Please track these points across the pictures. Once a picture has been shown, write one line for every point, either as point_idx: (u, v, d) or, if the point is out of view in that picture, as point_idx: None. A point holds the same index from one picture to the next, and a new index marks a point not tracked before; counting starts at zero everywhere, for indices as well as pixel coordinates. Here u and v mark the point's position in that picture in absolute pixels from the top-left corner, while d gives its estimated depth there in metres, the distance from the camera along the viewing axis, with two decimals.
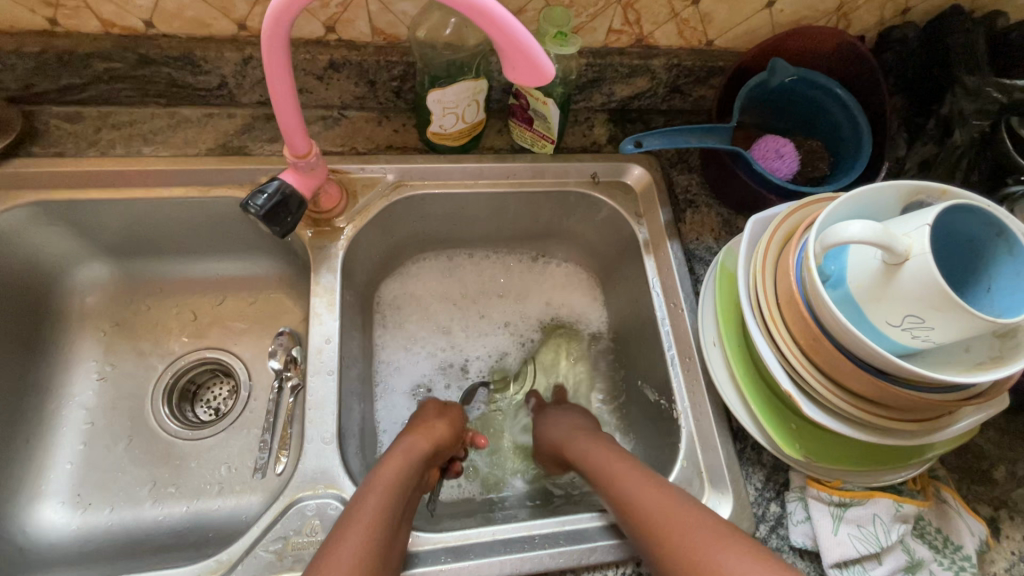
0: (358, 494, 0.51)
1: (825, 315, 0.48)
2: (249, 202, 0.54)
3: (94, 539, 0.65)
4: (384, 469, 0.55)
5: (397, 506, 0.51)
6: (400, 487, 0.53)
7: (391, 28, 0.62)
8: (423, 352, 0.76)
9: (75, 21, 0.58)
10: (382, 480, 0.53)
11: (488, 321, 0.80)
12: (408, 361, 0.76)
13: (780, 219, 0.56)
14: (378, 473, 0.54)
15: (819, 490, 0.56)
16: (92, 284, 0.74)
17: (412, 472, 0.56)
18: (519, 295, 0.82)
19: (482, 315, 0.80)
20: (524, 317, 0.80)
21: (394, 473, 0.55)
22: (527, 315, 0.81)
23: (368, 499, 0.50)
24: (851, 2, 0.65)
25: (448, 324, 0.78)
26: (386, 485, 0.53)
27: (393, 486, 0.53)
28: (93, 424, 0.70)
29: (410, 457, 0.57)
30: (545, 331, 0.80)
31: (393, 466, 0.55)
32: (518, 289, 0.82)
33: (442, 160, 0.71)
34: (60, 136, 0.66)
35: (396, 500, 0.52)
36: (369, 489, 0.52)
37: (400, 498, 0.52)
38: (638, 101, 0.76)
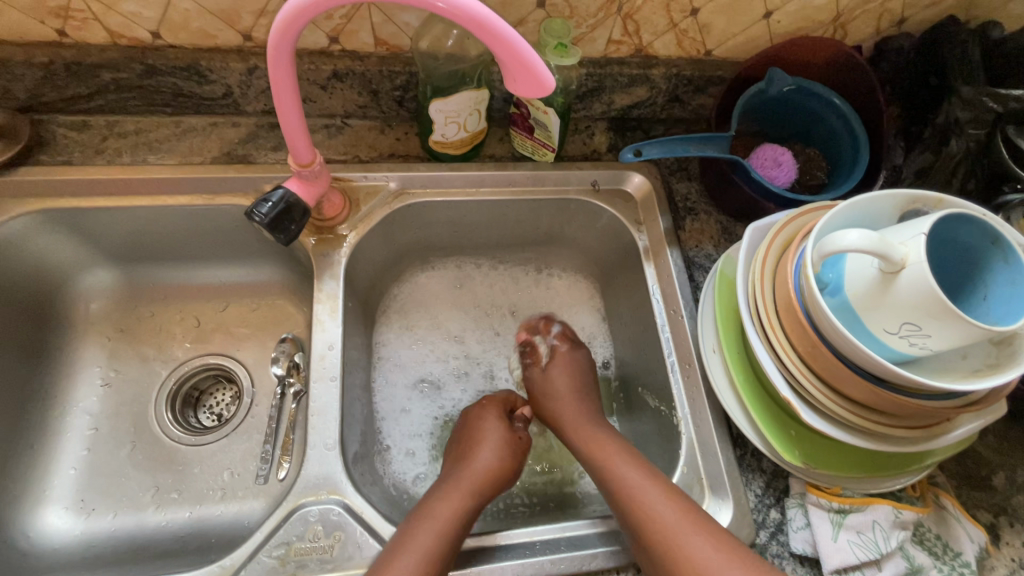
0: (413, 524, 0.53)
1: (823, 322, 0.49)
2: (254, 211, 0.55)
3: (98, 544, 0.66)
4: (440, 503, 0.55)
5: (450, 541, 0.52)
6: (456, 521, 0.54)
7: (394, 39, 0.63)
8: (428, 356, 0.76)
9: (83, 32, 0.59)
10: (433, 515, 0.54)
11: (492, 326, 0.80)
12: (411, 367, 0.75)
13: (779, 227, 0.57)
14: (434, 504, 0.55)
15: (819, 497, 0.56)
16: (97, 290, 0.75)
17: (466, 507, 0.56)
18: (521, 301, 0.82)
19: (484, 321, 0.80)
20: None
21: (450, 505, 0.55)
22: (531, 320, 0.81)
23: (421, 533, 0.52)
24: (847, 13, 0.66)
25: (460, 329, 0.78)
26: (442, 520, 0.54)
27: (449, 521, 0.54)
28: (97, 429, 0.71)
29: (467, 489, 0.58)
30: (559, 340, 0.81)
31: (445, 502, 0.56)
32: (520, 295, 0.82)
33: (444, 168, 0.71)
34: (66, 144, 0.67)
35: (449, 535, 0.53)
36: (423, 521, 0.53)
37: (455, 531, 0.53)
38: (638, 109, 0.76)
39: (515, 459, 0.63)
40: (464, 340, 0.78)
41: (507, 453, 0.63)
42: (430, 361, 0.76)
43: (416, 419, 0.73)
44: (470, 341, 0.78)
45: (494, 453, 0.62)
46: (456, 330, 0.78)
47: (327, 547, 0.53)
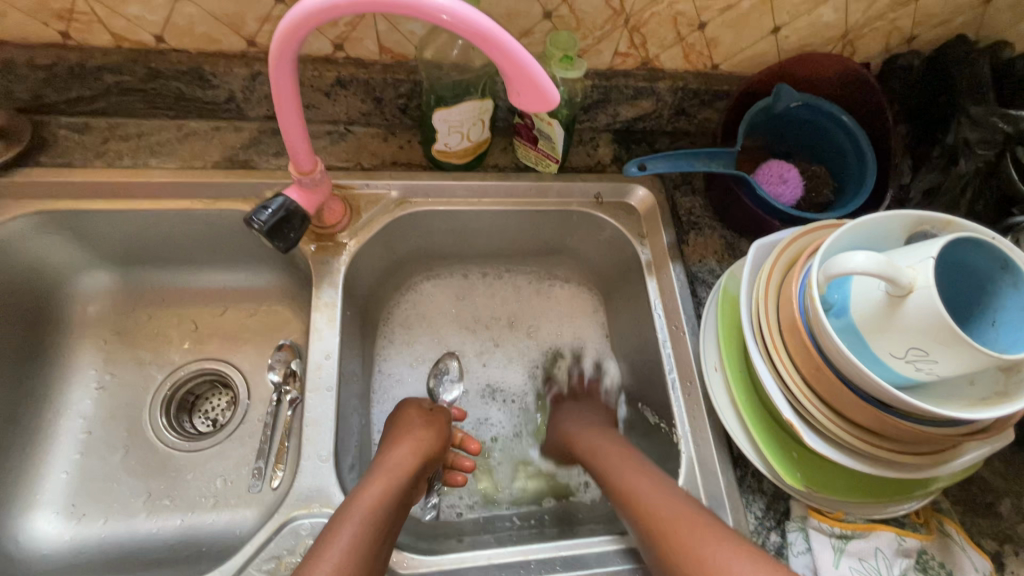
0: (337, 518, 0.50)
1: (828, 344, 0.48)
2: (253, 217, 0.54)
3: (88, 550, 0.65)
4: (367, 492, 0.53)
5: (377, 528, 0.50)
6: (383, 511, 0.52)
7: (400, 47, 0.63)
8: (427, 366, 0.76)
9: (87, 35, 0.59)
10: (357, 506, 0.51)
11: (495, 340, 0.79)
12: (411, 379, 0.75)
13: (784, 246, 0.56)
14: (360, 494, 0.53)
15: (821, 521, 0.55)
16: (94, 293, 0.74)
17: (392, 494, 0.54)
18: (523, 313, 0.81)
19: (485, 335, 0.79)
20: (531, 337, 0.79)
21: (378, 494, 0.53)
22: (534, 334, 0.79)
23: (345, 526, 0.49)
24: (856, 30, 0.66)
25: (456, 339, 0.78)
26: (367, 511, 0.51)
27: (373, 508, 0.51)
28: (90, 433, 0.70)
29: (393, 476, 0.56)
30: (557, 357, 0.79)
31: (373, 491, 0.53)
32: (522, 305, 0.81)
33: (446, 177, 0.71)
34: (68, 146, 0.67)
35: (376, 522, 0.50)
36: (347, 514, 0.50)
37: (380, 520, 0.51)
38: (643, 122, 0.76)
39: (434, 444, 0.61)
40: (464, 351, 0.77)
41: (423, 448, 0.60)
42: (427, 370, 0.76)
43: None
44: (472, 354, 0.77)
45: (407, 443, 0.60)
46: (455, 339, 0.78)
47: None
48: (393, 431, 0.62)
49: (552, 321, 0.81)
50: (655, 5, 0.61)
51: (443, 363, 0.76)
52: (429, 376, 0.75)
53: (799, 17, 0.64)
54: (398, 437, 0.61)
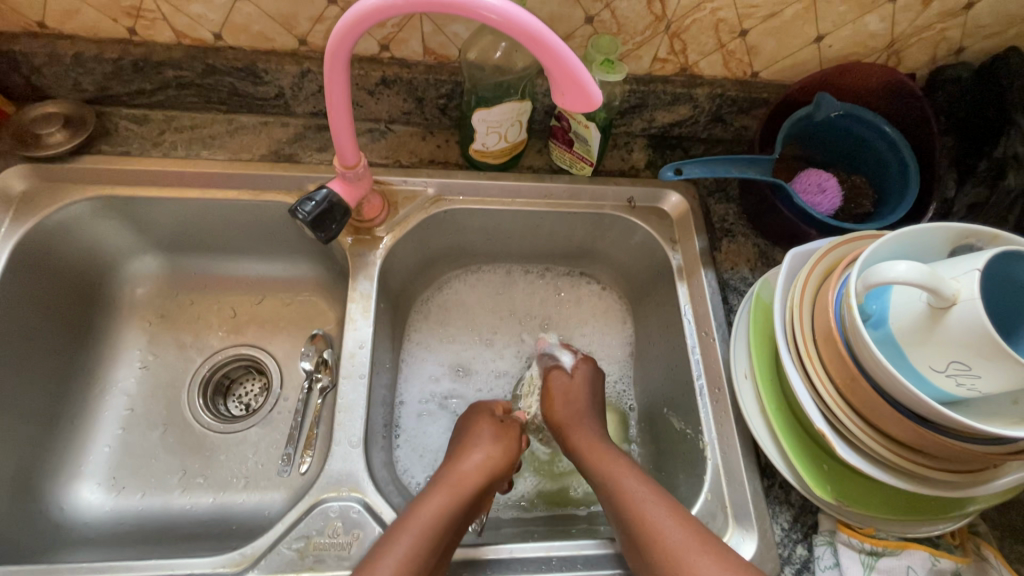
0: (392, 533, 0.50)
1: (865, 355, 0.47)
2: (298, 208, 0.57)
3: (125, 521, 0.68)
4: (428, 505, 0.53)
5: (429, 547, 0.50)
6: (441, 528, 0.52)
7: (443, 49, 0.65)
8: (460, 351, 0.78)
9: (152, 31, 0.63)
10: (418, 520, 0.51)
11: (528, 344, 0.79)
12: (445, 367, 0.76)
13: (821, 254, 0.56)
14: (418, 509, 0.52)
15: (850, 536, 0.54)
16: (143, 277, 0.78)
17: (455, 510, 0.54)
18: (559, 322, 0.81)
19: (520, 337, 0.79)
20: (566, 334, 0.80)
21: (434, 509, 0.53)
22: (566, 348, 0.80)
23: (401, 542, 0.49)
24: (902, 40, 0.65)
25: (492, 331, 0.79)
26: (423, 527, 0.51)
27: (431, 525, 0.51)
28: (133, 410, 0.73)
29: (456, 493, 0.55)
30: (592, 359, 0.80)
31: (435, 501, 0.53)
32: (553, 310, 0.82)
33: (482, 177, 0.72)
34: (127, 136, 0.70)
35: (428, 541, 0.50)
36: (403, 528, 0.51)
37: (441, 534, 0.51)
38: (678, 128, 0.76)
39: (506, 460, 0.60)
40: (499, 340, 0.79)
41: (496, 462, 0.59)
42: (458, 353, 0.78)
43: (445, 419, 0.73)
44: (508, 352, 0.79)
45: (476, 457, 0.59)
46: (487, 332, 0.79)
47: (346, 544, 0.54)
48: (465, 440, 0.62)
49: (584, 340, 0.81)
50: (698, 11, 0.61)
51: (478, 346, 0.78)
52: (463, 357, 0.77)
53: (844, 25, 0.63)
54: (474, 447, 0.60)
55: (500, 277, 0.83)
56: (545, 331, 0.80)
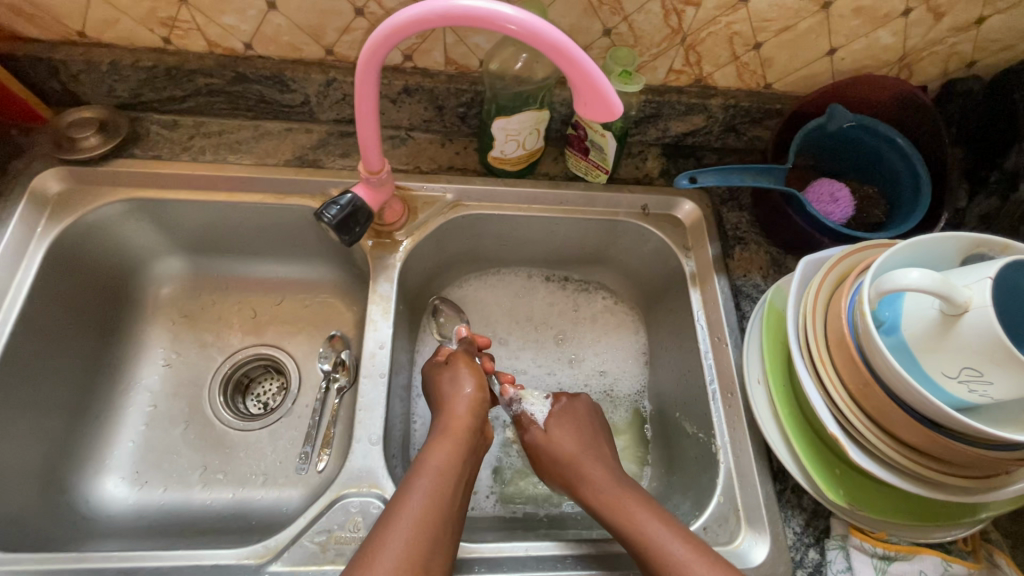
0: (408, 484, 0.54)
1: (878, 360, 0.48)
2: (323, 212, 0.59)
3: (147, 515, 0.69)
4: (436, 453, 0.56)
5: (447, 491, 0.53)
6: (451, 476, 0.55)
7: (464, 59, 0.67)
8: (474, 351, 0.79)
9: (185, 41, 0.65)
10: (430, 467, 0.55)
11: (541, 351, 0.80)
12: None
13: (834, 262, 0.57)
14: (427, 458, 0.56)
15: (863, 541, 0.55)
16: (168, 277, 0.80)
17: (460, 451, 0.57)
18: (574, 333, 0.82)
19: (537, 343, 0.81)
20: (579, 338, 0.82)
21: (442, 461, 0.56)
22: (578, 366, 0.80)
23: (418, 485, 0.53)
24: (914, 54, 0.66)
25: (508, 333, 0.81)
26: (437, 470, 0.55)
27: (441, 476, 0.54)
28: (156, 406, 0.75)
29: (457, 437, 0.59)
30: (605, 362, 0.80)
31: (440, 448, 0.57)
32: (570, 323, 0.83)
33: (500, 183, 0.74)
34: (158, 140, 0.72)
35: (445, 486, 0.54)
36: (418, 475, 0.54)
37: (454, 477, 0.55)
38: (692, 137, 0.78)
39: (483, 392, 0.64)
40: (513, 341, 0.81)
41: (477, 398, 0.63)
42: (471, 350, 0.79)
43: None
44: (521, 351, 0.80)
45: (455, 397, 0.62)
46: (503, 334, 0.81)
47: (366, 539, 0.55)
48: (436, 383, 0.65)
49: (596, 359, 0.80)
50: (713, 25, 0.63)
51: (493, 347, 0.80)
52: None
53: (856, 39, 0.65)
54: (455, 387, 0.63)
55: (521, 281, 0.84)
56: (557, 344, 0.81)
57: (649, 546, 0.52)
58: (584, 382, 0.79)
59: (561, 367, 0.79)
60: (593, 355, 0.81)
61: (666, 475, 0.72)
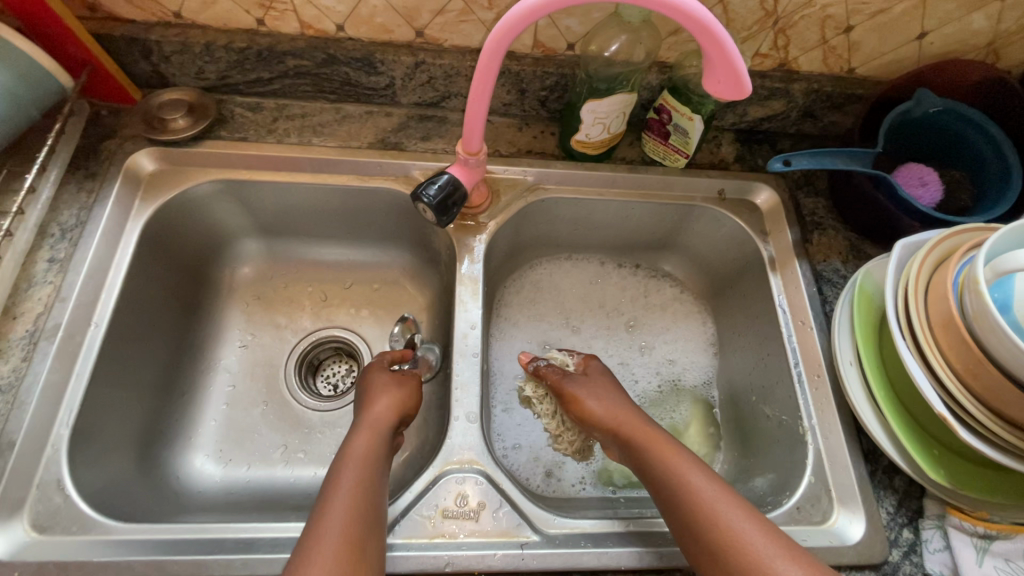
0: (323, 495, 0.50)
1: (992, 339, 0.49)
2: (423, 192, 0.60)
3: (235, 491, 0.70)
4: (344, 465, 0.53)
5: (357, 498, 0.49)
6: (364, 489, 0.51)
7: (552, 42, 0.67)
8: (546, 335, 0.81)
9: (279, 22, 0.66)
10: (342, 480, 0.51)
11: (611, 336, 0.81)
12: (534, 346, 0.80)
13: (933, 244, 0.57)
14: (338, 470, 0.52)
15: (962, 520, 0.55)
16: (244, 259, 0.81)
17: (374, 466, 0.54)
18: (642, 319, 0.83)
19: (607, 329, 0.82)
20: (646, 323, 0.83)
21: (354, 475, 0.52)
22: (649, 354, 0.81)
23: (337, 498, 0.49)
24: (1004, 38, 0.66)
25: (579, 319, 0.82)
26: (352, 481, 0.51)
27: (358, 491, 0.50)
28: (236, 387, 0.76)
29: (369, 448, 0.55)
30: (673, 349, 0.82)
31: (351, 457, 0.54)
32: (641, 310, 0.84)
33: (579, 167, 0.75)
34: (243, 123, 0.72)
35: (355, 494, 0.50)
36: (334, 488, 0.50)
37: (364, 486, 0.51)
38: (768, 123, 0.78)
39: (395, 411, 0.61)
40: (585, 327, 0.82)
41: (397, 407, 0.61)
42: (544, 334, 0.81)
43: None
44: (592, 335, 0.81)
45: (371, 420, 0.59)
46: (574, 319, 0.82)
47: (473, 513, 0.56)
48: (365, 399, 0.62)
49: (668, 347, 0.82)
50: (807, 8, 0.63)
51: (564, 331, 0.81)
52: (550, 341, 0.80)
53: (949, 23, 0.65)
54: (374, 397, 0.62)
55: (592, 268, 0.85)
56: (629, 331, 0.82)
57: (719, 525, 0.49)
58: (657, 371, 0.80)
59: (632, 355, 0.80)
60: (661, 340, 0.82)
61: (739, 458, 0.74)
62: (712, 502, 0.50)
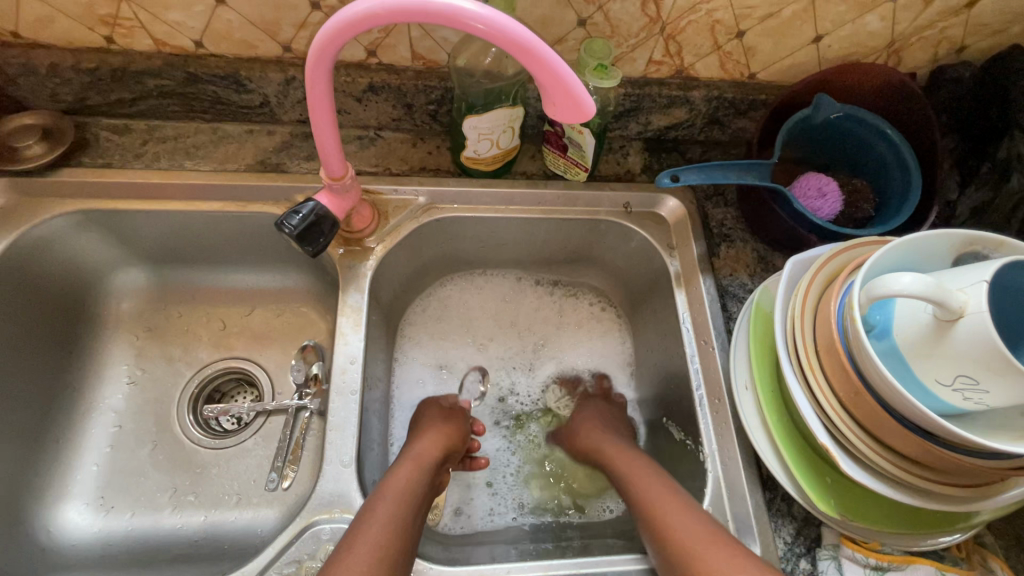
0: (369, 502, 0.52)
1: (870, 368, 0.46)
2: (284, 222, 0.55)
3: (114, 543, 0.66)
4: (395, 476, 0.55)
5: (406, 513, 0.51)
6: (409, 495, 0.53)
7: (432, 54, 0.63)
8: (452, 357, 0.77)
9: (130, 39, 0.61)
10: (389, 489, 0.53)
11: (521, 356, 0.78)
12: (436, 371, 0.76)
13: (823, 262, 0.54)
14: (387, 482, 0.54)
15: (854, 551, 0.53)
16: (129, 290, 0.76)
17: (421, 480, 0.56)
18: (556, 337, 0.80)
19: (518, 349, 0.78)
20: (560, 341, 0.79)
21: (403, 480, 0.55)
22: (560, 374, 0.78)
23: (379, 507, 0.51)
24: (903, 40, 0.63)
25: (489, 338, 0.78)
26: (398, 493, 0.53)
27: (402, 493, 0.53)
28: (121, 427, 0.71)
29: (419, 465, 0.57)
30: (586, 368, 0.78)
31: (402, 474, 0.56)
32: (555, 327, 0.80)
33: (475, 184, 0.71)
34: (108, 147, 0.68)
35: (403, 507, 0.52)
36: (380, 497, 0.52)
37: (411, 500, 0.53)
38: (675, 131, 0.74)
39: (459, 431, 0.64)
40: (495, 348, 0.78)
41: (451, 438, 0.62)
42: (449, 356, 0.77)
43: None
44: (502, 356, 0.78)
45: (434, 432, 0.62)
46: (484, 339, 0.78)
47: None
48: (419, 428, 0.64)
49: (578, 369, 0.78)
50: (693, 13, 0.60)
51: (471, 352, 0.77)
52: (455, 364, 0.77)
53: (843, 26, 0.62)
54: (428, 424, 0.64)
55: (508, 283, 0.81)
56: (541, 351, 0.79)
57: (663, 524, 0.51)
58: (566, 390, 0.77)
59: (543, 377, 0.77)
60: (573, 359, 0.79)
61: None
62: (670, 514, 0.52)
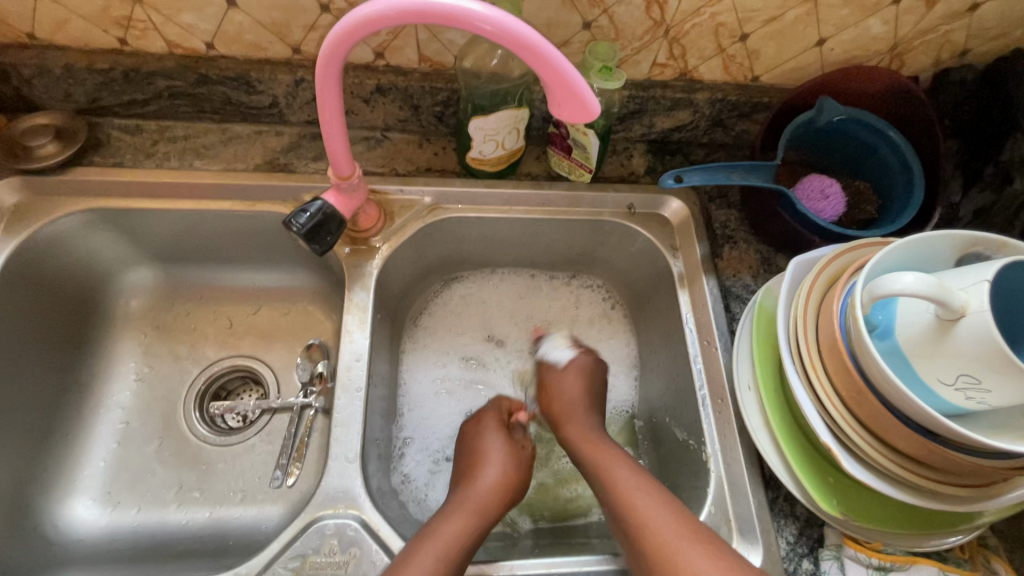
0: (412, 550, 0.51)
1: (872, 367, 0.46)
2: (292, 220, 0.55)
3: (119, 538, 0.67)
4: (448, 524, 0.54)
5: (449, 570, 0.50)
6: (458, 548, 0.52)
7: (439, 56, 0.64)
8: (467, 348, 0.77)
9: (143, 41, 0.62)
10: (437, 539, 0.52)
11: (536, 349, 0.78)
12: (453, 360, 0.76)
13: (825, 262, 0.55)
14: (437, 529, 0.53)
15: (857, 551, 0.53)
16: (137, 288, 0.77)
17: (475, 530, 0.54)
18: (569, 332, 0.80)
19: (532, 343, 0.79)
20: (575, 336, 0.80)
21: (456, 532, 0.53)
22: None
23: (421, 560, 0.50)
24: (906, 43, 0.64)
25: (502, 332, 0.79)
26: (445, 545, 0.51)
27: (451, 544, 0.52)
28: (128, 423, 0.72)
29: (477, 514, 0.56)
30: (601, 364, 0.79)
31: (456, 522, 0.54)
32: (568, 322, 0.81)
33: (480, 185, 0.72)
34: (119, 147, 0.70)
35: (448, 564, 0.50)
36: (424, 547, 0.51)
37: (458, 556, 0.51)
38: (679, 133, 0.75)
39: (521, 474, 0.61)
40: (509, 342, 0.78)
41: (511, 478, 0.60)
42: (463, 348, 0.77)
43: (437, 409, 0.73)
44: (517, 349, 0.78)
45: (501, 469, 0.60)
46: (498, 333, 0.79)
47: (342, 563, 0.53)
48: (477, 449, 0.62)
49: None
50: (697, 16, 0.60)
51: (486, 344, 0.78)
52: (472, 353, 0.77)
53: (846, 29, 0.62)
54: (490, 444, 0.62)
55: (519, 280, 0.82)
56: None
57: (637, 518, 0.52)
58: None
59: None
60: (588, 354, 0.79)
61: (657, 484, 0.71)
62: (656, 519, 0.51)
